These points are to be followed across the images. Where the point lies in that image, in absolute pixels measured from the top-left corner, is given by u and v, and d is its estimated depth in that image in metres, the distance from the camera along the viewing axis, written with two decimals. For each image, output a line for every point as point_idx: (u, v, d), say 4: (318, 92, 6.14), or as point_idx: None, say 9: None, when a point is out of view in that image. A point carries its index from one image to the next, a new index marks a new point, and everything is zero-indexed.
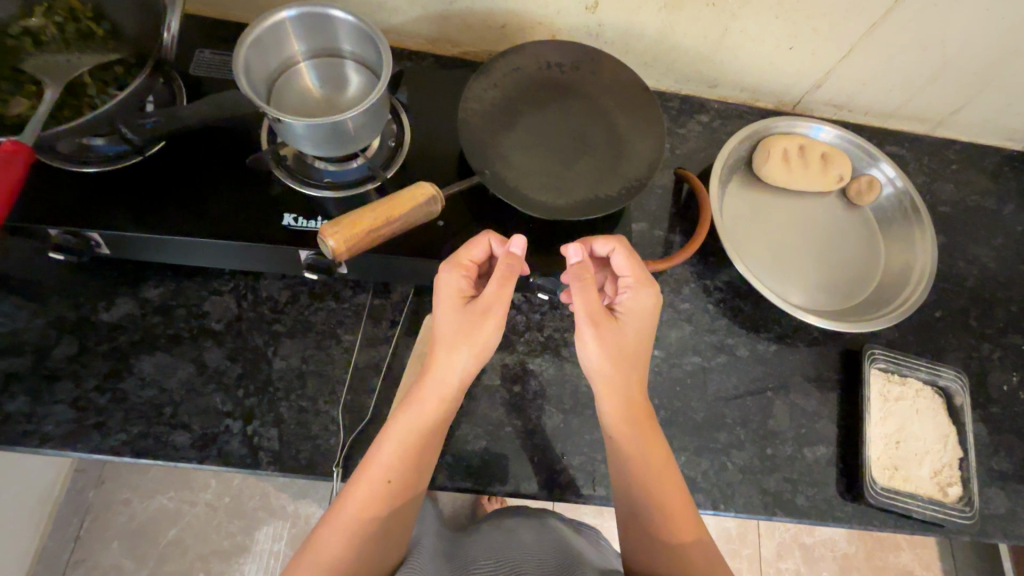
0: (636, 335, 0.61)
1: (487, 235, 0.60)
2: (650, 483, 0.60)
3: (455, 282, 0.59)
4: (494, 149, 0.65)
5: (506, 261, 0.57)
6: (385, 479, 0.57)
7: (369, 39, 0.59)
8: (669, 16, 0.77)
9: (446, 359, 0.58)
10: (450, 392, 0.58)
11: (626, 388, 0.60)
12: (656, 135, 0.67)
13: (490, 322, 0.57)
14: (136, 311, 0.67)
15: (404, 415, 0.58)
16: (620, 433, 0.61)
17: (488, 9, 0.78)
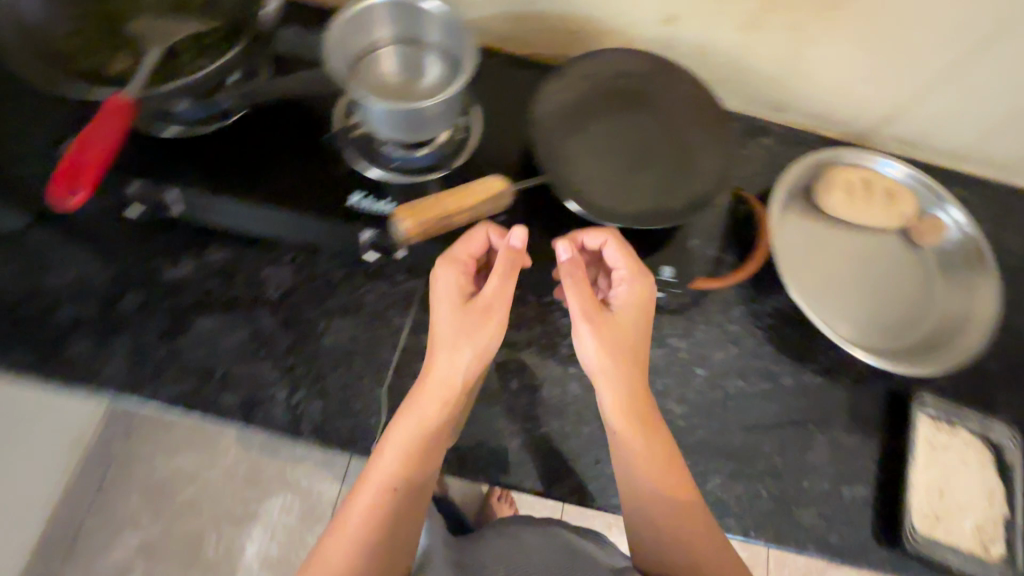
0: (631, 328, 0.62)
1: (484, 227, 0.65)
2: (655, 483, 0.59)
3: (452, 277, 0.63)
4: (561, 152, 0.65)
5: (505, 255, 0.61)
6: (389, 484, 0.58)
7: (456, 32, 0.61)
8: (749, 35, 0.76)
9: (446, 359, 0.60)
10: (450, 392, 0.59)
11: (624, 381, 0.60)
12: (725, 153, 0.67)
13: (489, 320, 0.60)
14: (196, 272, 0.69)
15: (404, 419, 0.59)
16: (616, 426, 0.60)
17: (564, 12, 0.79)
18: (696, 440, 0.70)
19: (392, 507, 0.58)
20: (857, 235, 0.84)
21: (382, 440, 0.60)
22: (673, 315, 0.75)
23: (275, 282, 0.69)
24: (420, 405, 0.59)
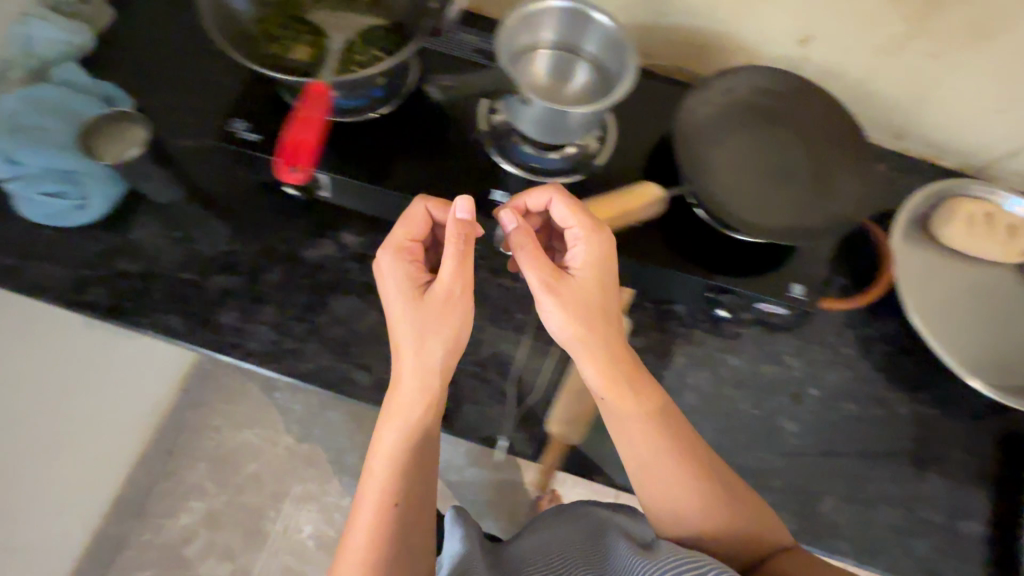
0: (600, 287, 0.59)
1: (421, 202, 0.61)
2: (651, 452, 0.55)
3: (403, 269, 0.60)
4: (700, 165, 0.66)
5: (455, 229, 0.57)
6: (384, 496, 0.54)
7: (618, 48, 0.63)
8: (883, 60, 0.76)
9: (421, 353, 0.57)
10: (430, 386, 0.57)
11: (580, 334, 0.57)
12: (864, 180, 0.67)
13: (457, 306, 0.58)
14: (334, 254, 0.72)
15: (392, 419, 0.57)
16: (605, 392, 0.57)
17: (696, 28, 0.80)
18: (808, 460, 0.70)
19: (395, 514, 0.54)
20: (981, 266, 0.81)
21: (372, 447, 0.57)
22: (786, 333, 0.76)
23: None
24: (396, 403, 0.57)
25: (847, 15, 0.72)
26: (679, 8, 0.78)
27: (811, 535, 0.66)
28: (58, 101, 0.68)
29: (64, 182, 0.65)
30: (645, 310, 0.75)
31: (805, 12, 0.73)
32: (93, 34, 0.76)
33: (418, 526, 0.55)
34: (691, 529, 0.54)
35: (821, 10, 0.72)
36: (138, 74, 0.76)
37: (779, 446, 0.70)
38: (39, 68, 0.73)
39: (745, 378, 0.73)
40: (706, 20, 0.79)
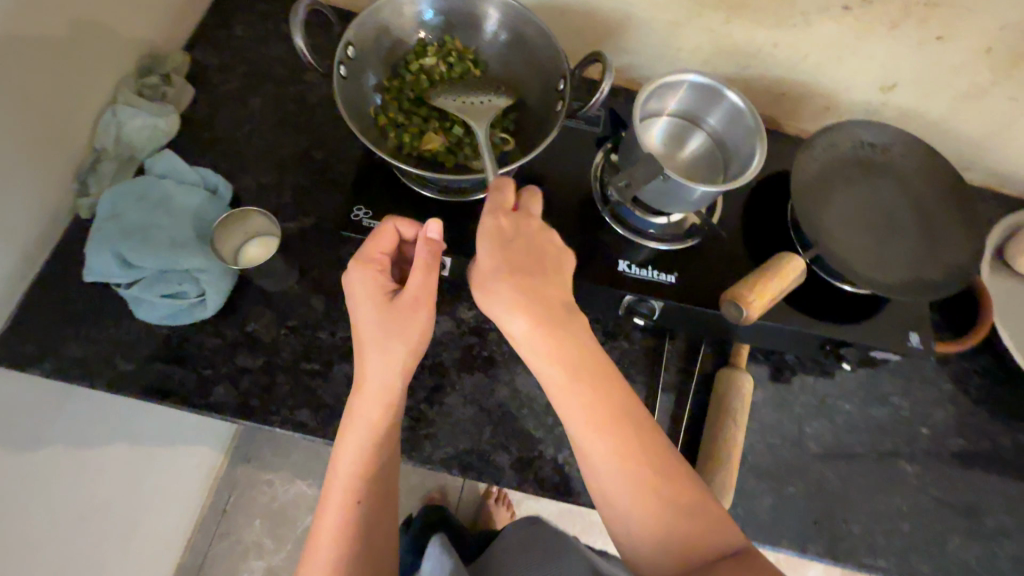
0: (537, 247, 0.54)
1: (391, 223, 0.61)
2: (594, 422, 0.50)
3: (374, 281, 0.60)
4: (819, 221, 0.68)
5: (425, 250, 0.59)
6: (349, 497, 0.58)
7: (745, 126, 0.63)
8: (964, 104, 0.78)
9: (378, 360, 0.59)
10: (388, 394, 0.59)
11: (522, 298, 0.51)
12: (971, 230, 0.70)
13: (419, 317, 0.59)
14: (454, 329, 0.71)
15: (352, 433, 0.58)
16: (537, 356, 0.52)
17: (778, 78, 0.82)
18: (931, 500, 0.72)
19: (365, 512, 0.58)
20: None
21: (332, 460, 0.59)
22: (891, 373, 0.78)
23: None
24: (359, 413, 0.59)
25: (937, 64, 0.73)
26: (764, 61, 0.79)
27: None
28: (162, 195, 0.66)
29: (184, 282, 0.64)
30: (759, 362, 0.76)
31: (893, 64, 0.75)
32: (176, 116, 0.74)
33: (383, 522, 0.60)
34: (636, 520, 0.50)
35: (911, 61, 0.74)
36: (235, 158, 0.76)
37: (901, 488, 0.72)
38: (129, 155, 0.71)
39: (860, 422, 0.75)
40: (789, 71, 0.80)
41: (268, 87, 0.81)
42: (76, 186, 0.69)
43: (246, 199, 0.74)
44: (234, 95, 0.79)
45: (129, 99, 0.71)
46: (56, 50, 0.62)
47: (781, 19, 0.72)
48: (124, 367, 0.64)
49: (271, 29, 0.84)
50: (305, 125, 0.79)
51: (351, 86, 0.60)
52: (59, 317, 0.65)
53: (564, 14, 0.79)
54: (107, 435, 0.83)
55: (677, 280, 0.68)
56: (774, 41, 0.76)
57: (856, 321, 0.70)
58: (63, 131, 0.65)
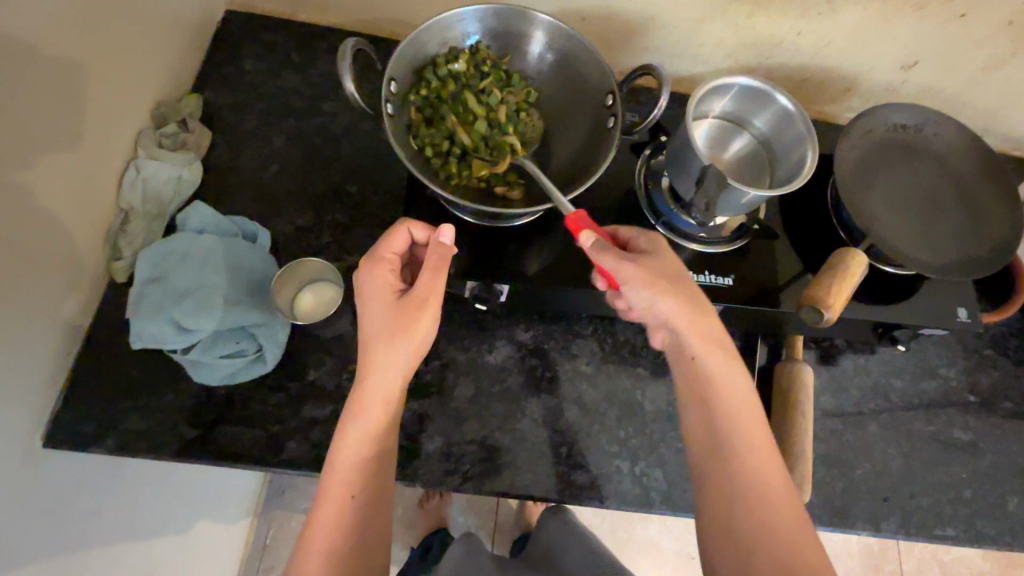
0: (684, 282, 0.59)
1: (405, 225, 0.59)
2: (740, 436, 0.55)
3: (384, 277, 0.59)
4: (866, 210, 0.69)
5: (435, 250, 0.57)
6: (346, 488, 0.53)
7: (794, 130, 0.64)
8: (983, 75, 0.79)
9: (382, 357, 0.55)
10: (392, 395, 0.56)
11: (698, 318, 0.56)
12: (1007, 202, 0.72)
13: (426, 317, 0.56)
14: (514, 353, 0.72)
15: (352, 424, 0.54)
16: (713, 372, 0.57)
17: (800, 65, 0.82)
18: (988, 464, 0.75)
19: (361, 508, 0.53)
20: None
21: (334, 448, 0.54)
22: (936, 345, 0.80)
23: (586, 355, 0.72)
24: (362, 403, 0.55)
25: (959, 41, 0.74)
26: (787, 50, 0.79)
27: (1008, 535, 0.72)
28: (204, 253, 0.64)
29: (241, 339, 0.63)
30: (811, 350, 0.78)
31: (916, 43, 0.75)
32: (199, 163, 0.72)
33: (378, 525, 0.55)
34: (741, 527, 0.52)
35: (934, 39, 0.74)
36: (267, 202, 0.73)
37: (959, 456, 0.75)
38: (157, 212, 0.69)
39: (913, 398, 0.77)
40: (810, 58, 0.80)
41: (288, 122, 0.78)
42: (107, 251, 0.66)
43: (285, 243, 0.72)
44: (254, 135, 0.77)
45: (151, 153, 0.68)
46: (76, 116, 0.58)
47: (806, 10, 0.72)
48: (190, 434, 0.62)
49: (280, 60, 0.81)
50: (332, 159, 0.76)
51: (398, 109, 0.61)
52: (115, 390, 0.63)
53: (584, 19, 0.77)
54: (166, 497, 0.80)
55: (735, 281, 0.67)
56: (798, 30, 0.75)
57: (908, 302, 0.70)
58: (91, 196, 0.62)
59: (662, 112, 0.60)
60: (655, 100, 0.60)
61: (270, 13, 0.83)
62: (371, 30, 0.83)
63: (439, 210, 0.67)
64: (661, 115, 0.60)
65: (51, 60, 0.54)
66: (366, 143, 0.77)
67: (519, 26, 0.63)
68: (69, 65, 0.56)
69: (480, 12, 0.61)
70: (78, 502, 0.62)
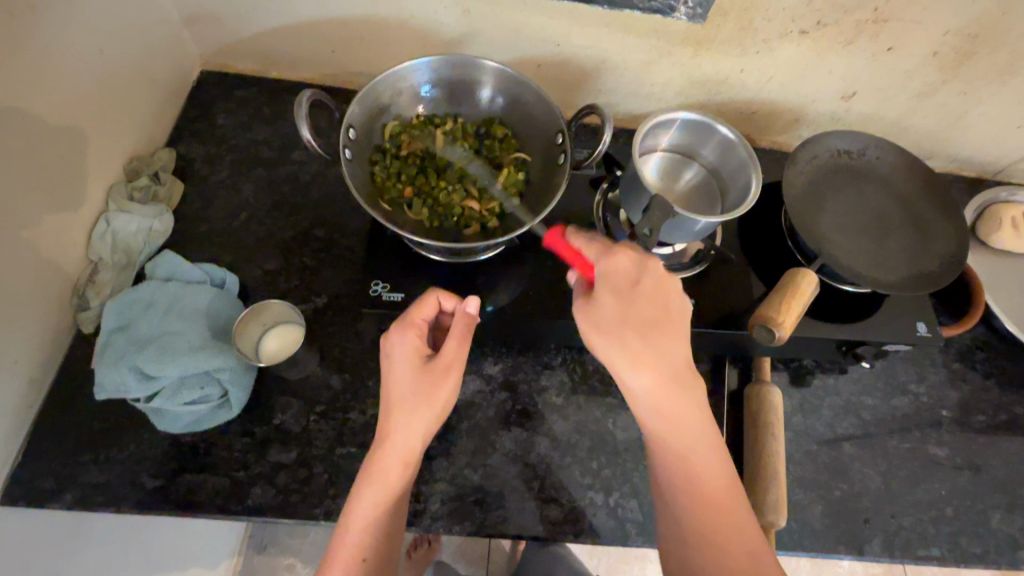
0: (664, 298, 0.53)
1: (434, 293, 0.59)
2: (687, 448, 0.52)
3: (410, 343, 0.57)
4: (817, 234, 0.71)
5: (463, 321, 0.57)
6: (356, 551, 0.51)
7: (738, 156, 0.67)
8: (920, 102, 0.84)
9: (406, 420, 0.54)
10: (412, 456, 0.55)
11: (645, 343, 0.51)
12: (953, 218, 0.74)
13: (452, 384, 0.56)
14: (483, 388, 0.72)
15: (371, 485, 0.53)
16: (660, 405, 0.51)
17: (747, 99, 0.86)
18: (967, 481, 0.74)
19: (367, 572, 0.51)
20: None
21: (347, 508, 0.53)
22: (904, 362, 0.81)
23: (554, 386, 0.73)
24: (379, 466, 0.54)
25: (892, 71, 0.79)
26: (732, 86, 0.84)
27: (994, 553, 0.71)
28: (171, 300, 0.66)
29: (205, 385, 0.62)
30: (780, 371, 0.79)
31: (853, 74, 0.80)
32: (170, 214, 0.73)
33: None
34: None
35: (868, 70, 0.79)
36: (237, 249, 0.75)
37: (937, 473, 0.74)
38: (127, 261, 0.70)
39: (884, 416, 0.78)
40: (755, 92, 0.85)
41: (259, 171, 0.81)
42: (75, 302, 0.67)
43: (254, 288, 0.73)
44: (225, 185, 0.79)
45: (121, 205, 0.69)
46: (42, 173, 0.60)
47: (745, 48, 0.76)
48: (151, 484, 0.61)
49: (252, 114, 0.85)
50: (302, 204, 0.79)
51: (356, 156, 0.64)
52: (76, 443, 0.62)
53: (540, 65, 0.82)
54: (135, 555, 0.78)
55: (695, 305, 0.68)
56: (740, 68, 0.80)
57: (866, 319, 0.71)
58: (59, 248, 0.64)
59: (605, 147, 0.62)
60: (599, 136, 0.62)
61: (243, 72, 0.87)
62: (340, 83, 0.87)
63: (403, 249, 0.68)
64: (604, 150, 0.62)
65: (11, 121, 0.56)
66: (335, 188, 0.80)
67: (470, 74, 0.67)
68: (32, 123, 0.58)
69: (430, 63, 0.65)
70: (39, 561, 0.61)
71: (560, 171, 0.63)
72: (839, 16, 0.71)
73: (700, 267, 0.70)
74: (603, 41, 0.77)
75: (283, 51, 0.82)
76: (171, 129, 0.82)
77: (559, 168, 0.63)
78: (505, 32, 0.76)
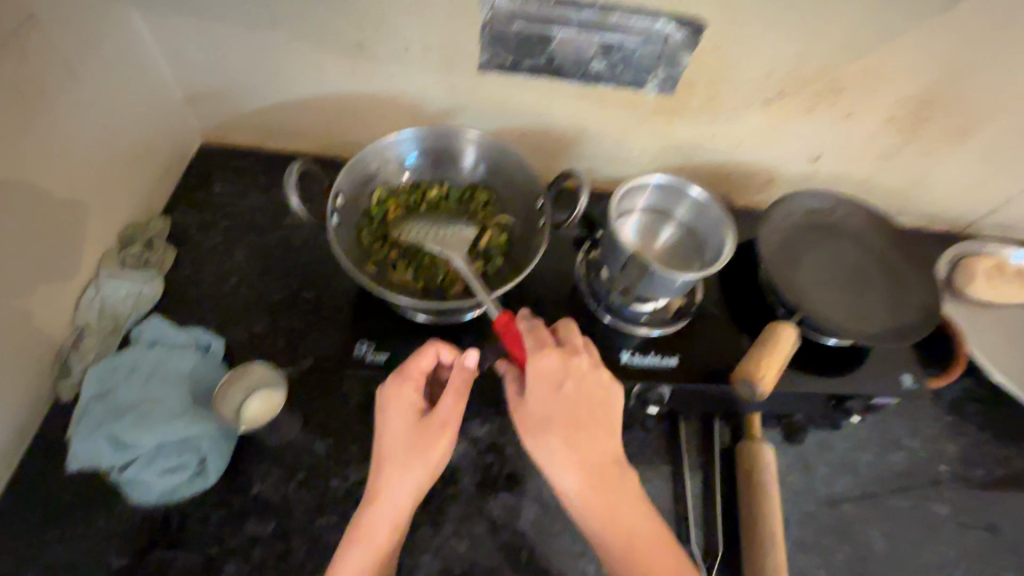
0: (589, 393, 0.55)
1: (434, 344, 0.58)
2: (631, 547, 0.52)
3: (408, 396, 0.56)
4: (796, 289, 0.73)
5: (461, 374, 0.57)
6: None
7: (710, 215, 0.71)
8: (884, 163, 0.88)
9: (398, 480, 0.54)
10: (400, 518, 0.54)
11: (573, 445, 0.53)
12: (924, 270, 0.77)
13: (446, 440, 0.55)
14: (470, 450, 0.70)
15: (359, 547, 0.52)
16: (593, 506, 0.53)
17: (720, 162, 0.91)
18: (972, 541, 0.72)
19: None
20: None
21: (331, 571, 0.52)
22: (897, 416, 0.80)
23: None
24: (367, 529, 0.53)
25: (854, 135, 0.84)
26: (705, 151, 0.88)
27: None
28: (154, 365, 0.66)
29: (182, 453, 0.61)
30: (772, 428, 0.77)
31: (818, 139, 0.85)
32: (161, 279, 0.75)
33: None
34: None
35: (831, 135, 0.84)
36: (224, 313, 0.76)
37: (941, 533, 0.72)
38: (112, 326, 0.70)
39: (882, 473, 0.76)
40: (728, 156, 0.89)
41: (251, 236, 0.83)
42: (56, 368, 0.66)
43: (239, 351, 0.73)
44: (217, 250, 0.81)
45: (112, 271, 0.71)
46: (39, 244, 0.62)
47: (715, 117, 0.82)
48: (119, 562, 0.58)
49: (248, 183, 0.88)
50: (292, 268, 0.80)
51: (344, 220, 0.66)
52: (44, 519, 0.60)
53: (523, 134, 0.87)
54: None
55: (678, 361, 0.69)
56: (711, 134, 0.85)
57: (852, 373, 0.72)
58: (47, 315, 0.64)
59: (582, 210, 0.66)
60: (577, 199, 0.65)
61: (241, 144, 0.91)
62: (333, 153, 0.92)
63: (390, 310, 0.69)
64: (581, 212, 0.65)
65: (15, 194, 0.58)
66: (325, 252, 0.82)
67: (454, 145, 0.71)
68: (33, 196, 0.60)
69: (417, 135, 0.70)
70: None
71: (541, 232, 0.66)
72: (798, 88, 0.77)
73: (681, 322, 0.71)
74: (581, 112, 0.82)
75: (280, 125, 0.87)
76: (168, 197, 0.85)
77: (540, 230, 0.67)
78: (489, 105, 0.81)
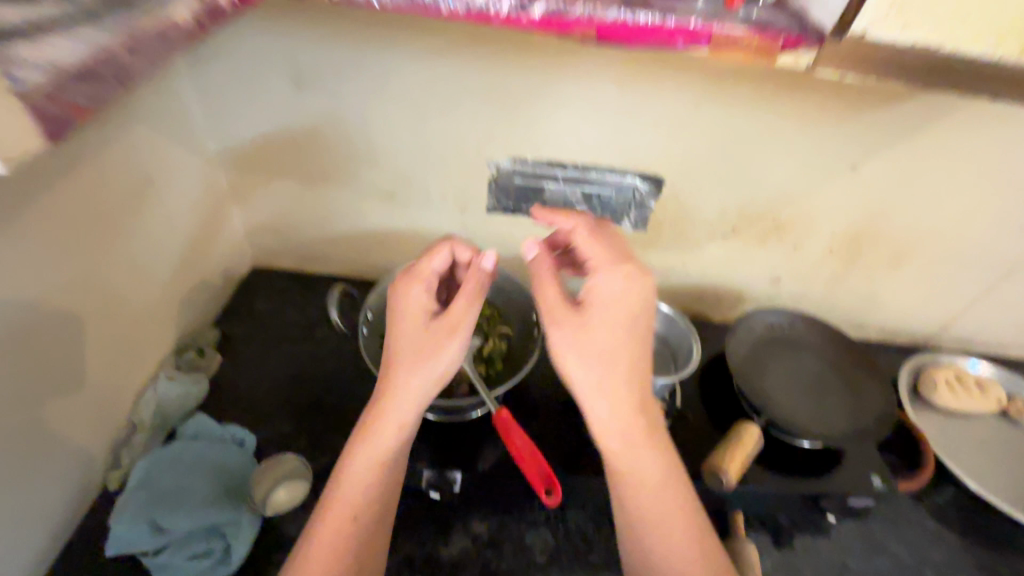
0: (634, 319, 0.58)
1: (447, 246, 0.69)
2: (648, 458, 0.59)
3: (419, 299, 0.62)
4: (762, 395, 0.82)
5: (473, 281, 0.62)
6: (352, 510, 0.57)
7: (679, 327, 0.84)
8: (836, 286, 1.02)
9: (408, 376, 0.58)
10: (408, 418, 0.59)
11: (620, 365, 0.57)
12: (878, 379, 0.86)
13: (454, 337, 0.60)
14: (470, 546, 0.75)
15: (364, 450, 0.58)
16: (620, 424, 0.58)
17: (693, 284, 1.05)
18: None
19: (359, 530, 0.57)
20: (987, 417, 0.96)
21: (342, 466, 0.59)
22: (880, 521, 0.84)
23: (539, 545, 0.75)
24: (377, 429, 0.58)
25: (803, 263, 0.99)
26: (679, 274, 1.03)
27: None
28: (195, 455, 0.75)
29: (210, 539, 0.69)
30: (760, 531, 0.81)
31: (774, 266, 1.00)
32: (206, 382, 0.86)
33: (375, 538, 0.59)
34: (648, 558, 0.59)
35: (784, 263, 0.99)
36: (257, 413, 0.86)
37: None
38: (161, 424, 0.81)
39: None
40: (699, 279, 1.04)
41: (286, 346, 0.96)
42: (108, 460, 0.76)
43: (267, 448, 0.81)
44: (256, 357, 0.94)
45: (168, 374, 0.83)
46: (118, 351, 0.75)
47: (683, 247, 0.98)
48: None
49: (288, 301, 1.03)
50: (319, 373, 0.91)
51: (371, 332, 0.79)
52: None
53: (523, 261, 1.03)
54: None
55: None
56: (681, 261, 1.01)
57: (825, 476, 0.78)
58: (110, 412, 0.75)
59: None
60: None
61: (285, 268, 1.08)
62: (362, 275, 1.08)
63: None
64: None
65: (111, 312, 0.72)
66: (349, 359, 0.94)
67: None
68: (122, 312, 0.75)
69: None
70: None
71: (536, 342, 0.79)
72: (748, 226, 0.93)
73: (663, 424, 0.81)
74: None
75: (321, 253, 1.05)
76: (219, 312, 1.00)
77: (535, 340, 0.80)
78: (494, 238, 0.99)
